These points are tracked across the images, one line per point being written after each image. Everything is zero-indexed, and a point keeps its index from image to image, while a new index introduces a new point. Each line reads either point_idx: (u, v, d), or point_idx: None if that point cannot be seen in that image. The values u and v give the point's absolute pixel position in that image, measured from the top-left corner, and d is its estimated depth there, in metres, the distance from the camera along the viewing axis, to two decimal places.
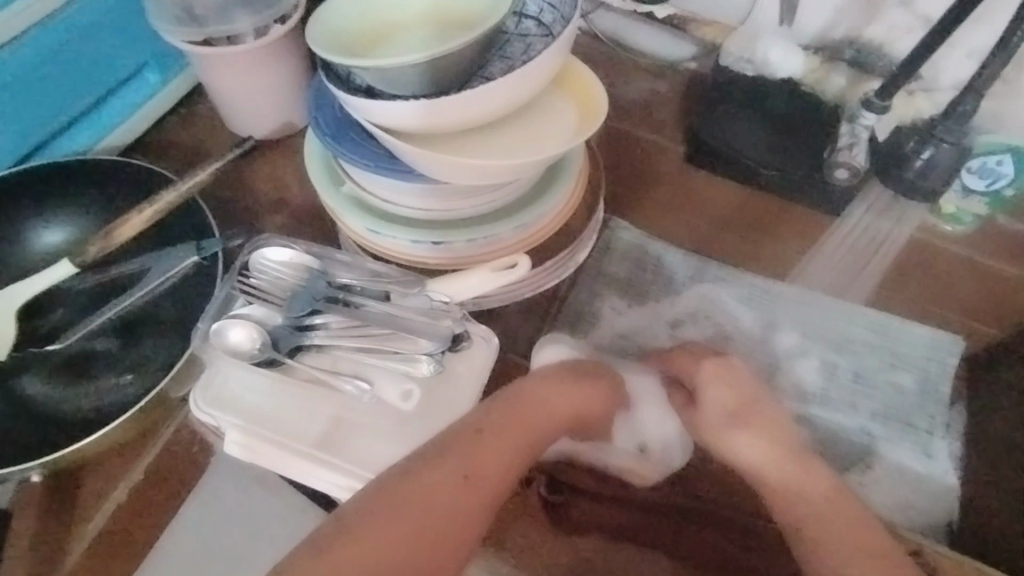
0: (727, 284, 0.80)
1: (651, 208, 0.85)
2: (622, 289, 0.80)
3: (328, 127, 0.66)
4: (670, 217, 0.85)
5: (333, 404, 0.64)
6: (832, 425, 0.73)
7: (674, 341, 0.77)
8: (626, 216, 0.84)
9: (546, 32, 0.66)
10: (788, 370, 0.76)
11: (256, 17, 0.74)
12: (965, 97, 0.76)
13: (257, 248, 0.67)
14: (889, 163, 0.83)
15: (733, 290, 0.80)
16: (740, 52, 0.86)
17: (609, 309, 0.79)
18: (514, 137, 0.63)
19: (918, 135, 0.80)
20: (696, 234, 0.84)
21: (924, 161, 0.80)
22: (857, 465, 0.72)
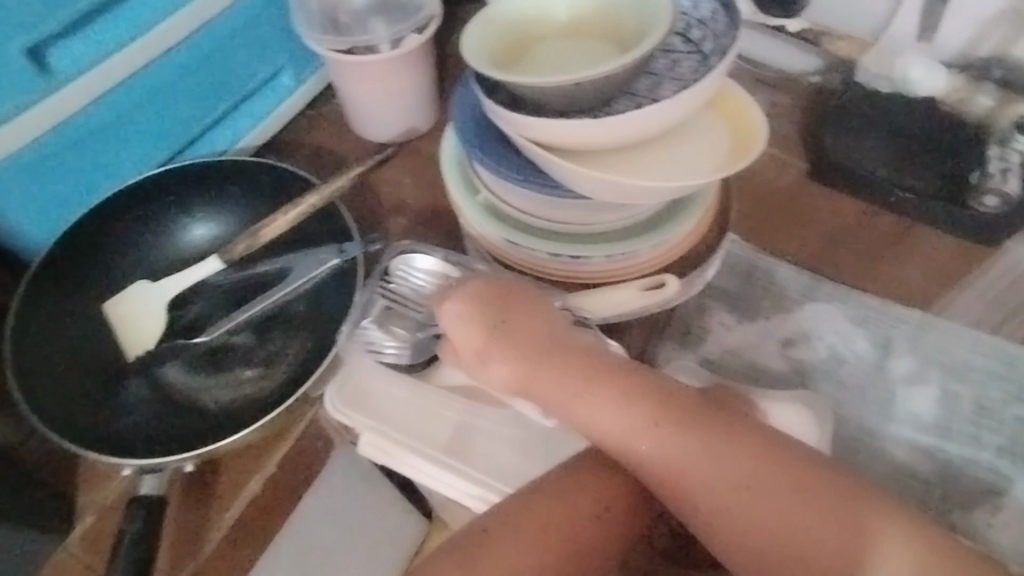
0: (846, 304, 0.78)
1: (768, 224, 0.84)
2: (732, 305, 0.79)
3: (471, 138, 0.66)
4: (786, 234, 0.84)
5: (463, 413, 0.64)
6: (956, 457, 0.71)
7: (786, 361, 0.77)
8: (744, 232, 0.84)
9: (695, 48, 0.65)
10: (907, 399, 0.74)
11: (394, 28, 0.77)
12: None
13: (402, 252, 0.68)
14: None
15: (852, 311, 0.78)
16: (877, 68, 0.84)
17: (718, 324, 0.79)
18: (660, 158, 0.62)
19: None
20: (818, 252, 0.82)
21: None
22: (984, 505, 0.69)
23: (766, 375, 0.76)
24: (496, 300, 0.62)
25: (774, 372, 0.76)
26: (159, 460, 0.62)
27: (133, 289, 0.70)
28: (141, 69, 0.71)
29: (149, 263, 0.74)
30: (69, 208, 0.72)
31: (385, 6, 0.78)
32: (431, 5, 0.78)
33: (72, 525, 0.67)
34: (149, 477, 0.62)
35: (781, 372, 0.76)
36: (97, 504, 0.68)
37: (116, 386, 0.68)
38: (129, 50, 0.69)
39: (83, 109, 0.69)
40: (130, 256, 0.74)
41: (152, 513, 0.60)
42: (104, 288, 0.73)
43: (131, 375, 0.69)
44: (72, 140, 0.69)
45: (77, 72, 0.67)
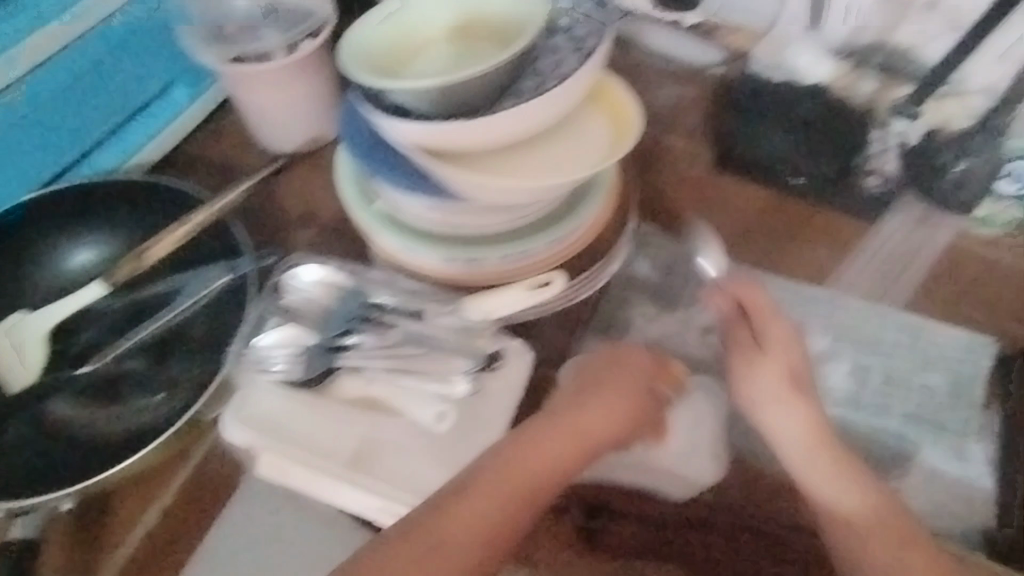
0: (760, 288, 0.79)
1: (683, 215, 0.84)
2: (653, 296, 0.78)
3: (361, 148, 0.66)
4: (701, 222, 0.83)
5: (366, 428, 0.63)
6: (867, 427, 0.74)
7: (706, 347, 0.75)
8: (662, 225, 0.82)
9: (578, 47, 0.65)
10: (820, 374, 0.76)
11: (287, 33, 0.74)
12: (998, 110, 0.77)
13: (291, 266, 0.66)
14: (925, 173, 0.81)
15: (766, 294, 0.79)
16: (769, 59, 0.85)
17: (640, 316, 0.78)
18: (547, 156, 0.63)
19: (957, 147, 0.79)
20: (728, 238, 0.82)
21: (960, 171, 0.80)
22: (892, 470, 0.72)
23: (688, 363, 0.74)
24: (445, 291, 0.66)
25: (695, 360, 0.75)
26: (38, 499, 0.60)
27: (16, 318, 0.68)
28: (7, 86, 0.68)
29: (35, 293, 0.71)
30: None
31: (274, 12, 0.76)
32: (321, 10, 0.75)
33: None
34: (20, 519, 0.63)
35: (703, 359, 0.74)
36: None
37: None
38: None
39: None
40: (12, 286, 0.71)
41: (25, 556, 0.62)
42: None
43: (13, 411, 0.65)
44: None
45: None
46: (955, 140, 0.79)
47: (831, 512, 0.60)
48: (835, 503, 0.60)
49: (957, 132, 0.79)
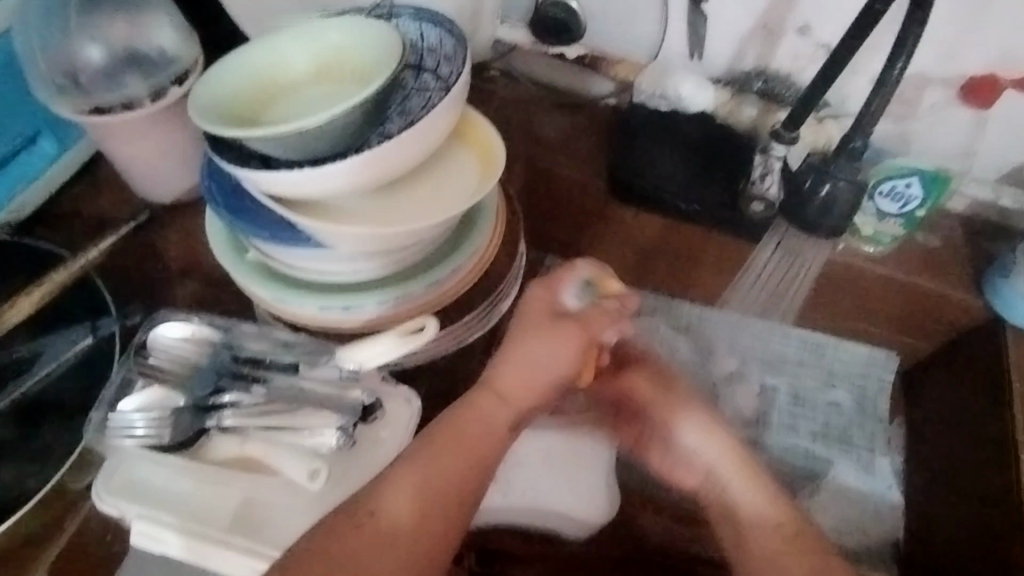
0: (665, 313, 0.80)
1: (585, 246, 0.85)
2: None
3: (225, 200, 0.63)
4: (612, 248, 0.84)
5: (244, 486, 0.60)
6: (780, 449, 0.75)
7: None
8: (559, 252, 0.84)
9: (443, 84, 0.64)
10: (731, 397, 0.77)
11: (153, 80, 0.73)
12: (855, 134, 0.74)
13: (157, 325, 0.64)
14: (792, 198, 0.81)
15: (672, 319, 0.80)
16: (652, 88, 0.87)
17: None
18: (417, 198, 0.61)
19: (814, 172, 0.78)
20: (629, 267, 0.83)
21: (825, 196, 0.78)
22: (805, 489, 0.73)
23: None
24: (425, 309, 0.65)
25: None
26: None
27: None
28: None
29: None
30: None
31: (138, 60, 0.75)
32: (184, 56, 0.75)
33: None
34: None
35: None
36: None
37: None
38: None
39: None
40: None
41: None
42: None
43: None
44: None
45: None
46: (813, 166, 0.79)
47: (748, 521, 0.58)
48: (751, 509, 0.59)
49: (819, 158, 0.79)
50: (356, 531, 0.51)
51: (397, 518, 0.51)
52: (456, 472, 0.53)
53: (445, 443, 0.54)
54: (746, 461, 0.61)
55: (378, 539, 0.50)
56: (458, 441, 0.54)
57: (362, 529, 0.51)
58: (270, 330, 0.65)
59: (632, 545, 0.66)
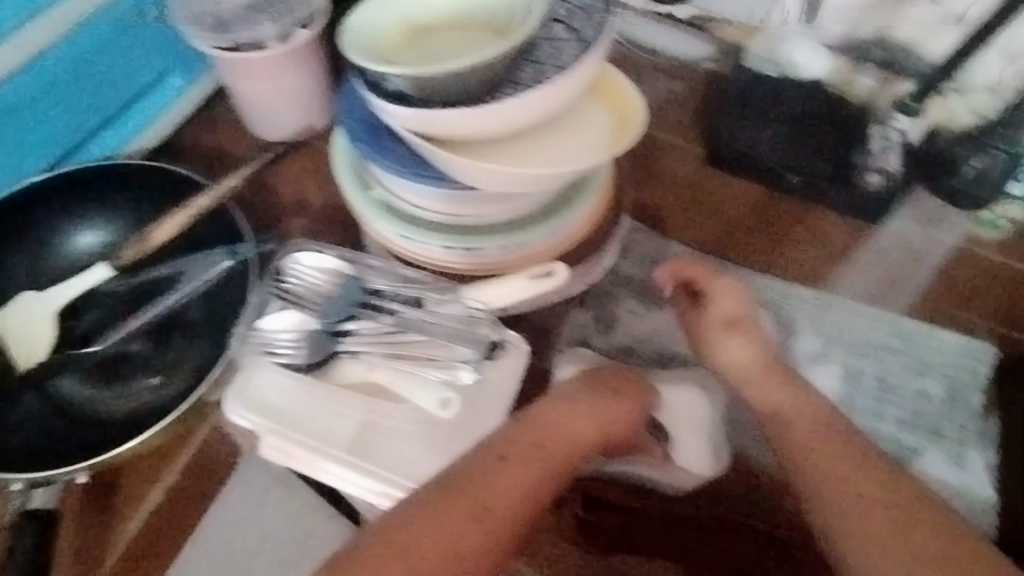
0: (750, 287, 0.81)
1: (678, 213, 0.85)
2: (639, 292, 0.80)
3: (361, 135, 0.65)
4: (704, 217, 0.85)
5: (367, 412, 0.64)
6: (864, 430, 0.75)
7: None
8: (652, 222, 0.84)
9: (577, 37, 0.65)
10: (810, 374, 0.77)
11: (280, 23, 0.75)
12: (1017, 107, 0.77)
13: (292, 253, 0.67)
14: (936, 168, 0.82)
15: (756, 293, 0.80)
16: (765, 53, 0.85)
17: (627, 313, 0.79)
18: (548, 146, 0.62)
19: (972, 143, 0.80)
20: (717, 238, 0.84)
21: (975, 170, 0.81)
22: None
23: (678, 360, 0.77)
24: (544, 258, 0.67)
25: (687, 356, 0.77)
26: (45, 475, 0.60)
27: (23, 299, 0.69)
28: (16, 72, 0.68)
29: (38, 275, 0.72)
30: None
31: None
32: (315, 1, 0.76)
33: None
34: (39, 491, 0.62)
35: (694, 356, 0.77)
36: None
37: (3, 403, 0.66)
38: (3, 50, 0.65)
39: None
40: (18, 269, 0.72)
41: (46, 527, 0.61)
42: None
43: (20, 392, 0.66)
44: None
45: None
46: (967, 137, 0.80)
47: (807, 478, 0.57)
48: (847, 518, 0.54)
49: (963, 130, 0.79)
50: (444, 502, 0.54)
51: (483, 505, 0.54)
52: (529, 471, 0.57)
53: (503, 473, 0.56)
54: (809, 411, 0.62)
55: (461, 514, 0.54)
56: (525, 449, 0.58)
57: (457, 503, 0.54)
58: (390, 268, 0.67)
59: (719, 507, 0.68)
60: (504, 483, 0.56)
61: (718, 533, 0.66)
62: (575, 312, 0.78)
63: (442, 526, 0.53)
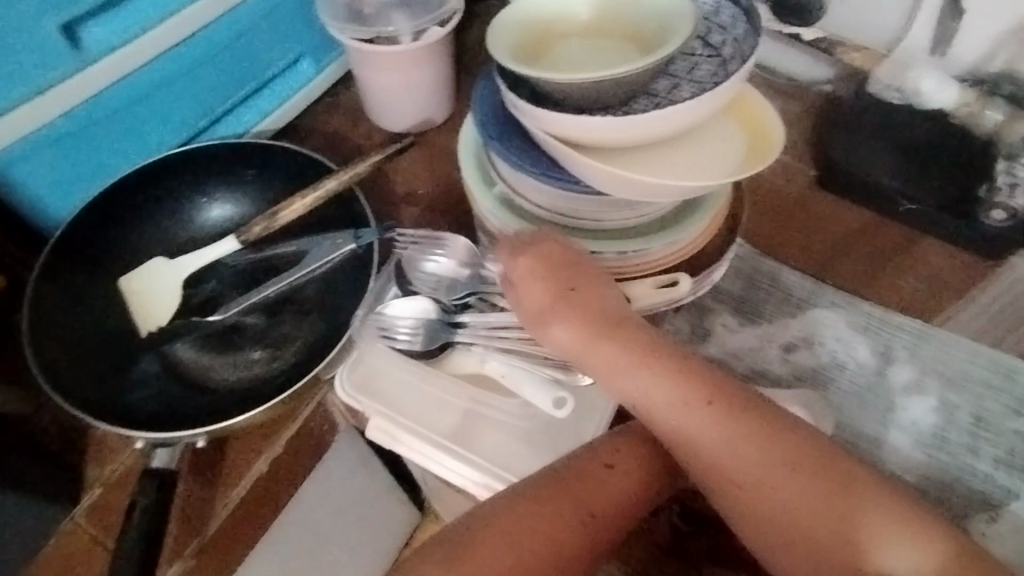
0: (846, 312, 0.80)
1: (776, 232, 0.86)
2: (737, 308, 0.82)
3: (494, 133, 0.66)
4: (802, 236, 0.86)
5: (472, 401, 0.64)
6: (960, 470, 0.72)
7: (788, 366, 0.78)
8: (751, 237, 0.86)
9: (714, 53, 0.66)
10: (906, 407, 0.75)
11: (417, 20, 0.78)
12: None
13: (417, 240, 0.69)
14: None
15: (853, 318, 0.80)
16: (889, 79, 0.84)
17: (720, 326, 0.81)
18: (681, 158, 0.63)
19: None
20: (812, 257, 0.85)
21: None
22: (981, 516, 0.70)
23: (768, 379, 0.78)
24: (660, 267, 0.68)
25: (776, 376, 0.78)
26: (169, 435, 0.62)
27: (153, 265, 0.72)
28: (171, 48, 0.72)
29: (167, 242, 0.76)
30: (94, 183, 0.73)
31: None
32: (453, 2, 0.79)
33: (79, 497, 0.68)
34: (161, 450, 0.64)
35: (785, 376, 0.77)
36: (105, 477, 0.69)
37: (128, 360, 0.69)
38: (164, 25, 0.70)
39: (108, 87, 0.69)
40: (149, 234, 0.75)
41: (164, 484, 0.62)
42: (120, 262, 0.74)
43: (142, 351, 0.69)
44: (84, 123, 0.69)
45: (105, 52, 0.67)
46: None
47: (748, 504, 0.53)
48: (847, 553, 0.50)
49: None
50: (530, 503, 0.55)
51: (563, 516, 0.55)
52: (607, 486, 0.57)
53: (581, 489, 0.56)
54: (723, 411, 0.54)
55: (545, 522, 0.54)
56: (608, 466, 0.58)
57: (540, 508, 0.54)
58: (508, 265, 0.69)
59: None
60: (578, 501, 0.56)
61: None
62: (670, 315, 0.81)
63: (530, 529, 0.54)
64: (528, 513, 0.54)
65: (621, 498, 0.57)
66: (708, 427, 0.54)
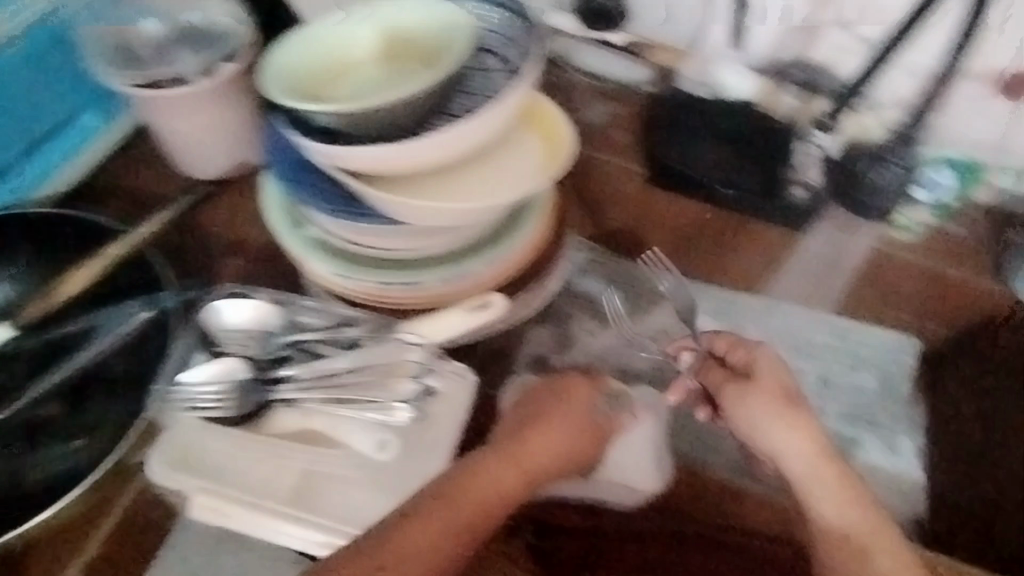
0: (698, 298, 0.82)
1: (624, 234, 0.86)
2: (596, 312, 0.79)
3: (291, 175, 0.63)
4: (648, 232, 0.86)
5: (303, 460, 0.60)
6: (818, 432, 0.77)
7: None
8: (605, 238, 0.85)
9: (507, 67, 0.65)
10: None
11: (203, 58, 0.73)
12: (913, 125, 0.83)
13: (215, 300, 0.64)
14: (845, 183, 0.85)
15: (705, 304, 0.82)
16: (695, 75, 0.87)
17: (585, 332, 0.77)
18: (483, 177, 0.62)
19: (868, 156, 0.83)
20: (662, 250, 0.85)
21: (888, 181, 0.84)
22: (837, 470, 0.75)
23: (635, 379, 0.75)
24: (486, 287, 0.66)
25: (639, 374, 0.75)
26: None
27: None
28: None
29: None
30: None
31: (190, 34, 0.74)
32: (240, 35, 0.75)
33: None
34: None
35: None
36: None
37: None
38: None
39: None
40: None
41: None
42: None
43: None
44: None
45: None
46: (875, 154, 0.84)
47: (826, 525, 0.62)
48: (827, 519, 0.62)
49: (872, 147, 0.83)
50: (418, 513, 0.57)
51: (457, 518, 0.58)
52: (491, 479, 0.61)
53: (457, 500, 0.59)
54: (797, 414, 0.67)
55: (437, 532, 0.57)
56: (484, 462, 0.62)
57: (434, 518, 0.57)
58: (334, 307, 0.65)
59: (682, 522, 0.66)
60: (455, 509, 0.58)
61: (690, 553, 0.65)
62: (532, 329, 0.76)
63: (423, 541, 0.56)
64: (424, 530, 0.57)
65: (496, 501, 0.60)
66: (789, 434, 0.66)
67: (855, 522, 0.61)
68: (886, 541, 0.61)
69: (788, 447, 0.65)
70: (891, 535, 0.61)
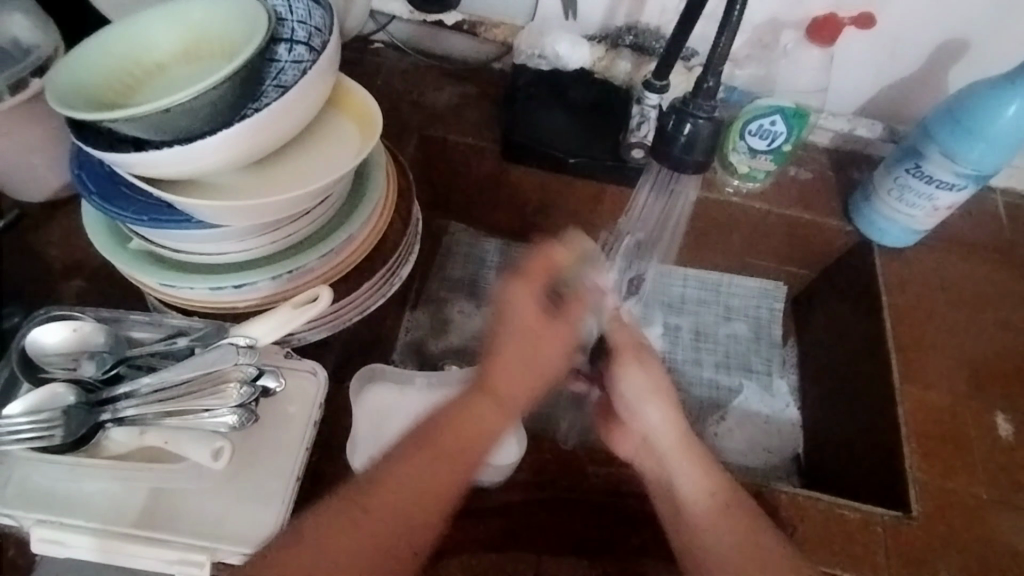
0: None
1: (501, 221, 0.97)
2: (469, 292, 0.93)
3: (99, 189, 0.60)
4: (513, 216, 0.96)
5: (150, 479, 0.59)
6: (693, 383, 0.91)
7: None
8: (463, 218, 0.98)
9: (315, 55, 0.62)
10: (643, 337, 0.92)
11: (7, 73, 0.68)
12: (708, 74, 0.74)
13: (31, 330, 0.63)
14: (658, 144, 0.78)
15: None
16: (530, 47, 0.87)
17: (458, 312, 0.92)
18: (302, 173, 0.62)
19: (675, 114, 0.77)
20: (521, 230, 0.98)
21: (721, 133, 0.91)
22: (714, 418, 0.89)
23: None
24: (326, 280, 0.64)
25: None
26: None
27: None
28: None
29: None
30: None
31: None
32: (43, 44, 0.70)
33: None
34: None
35: None
36: None
37: None
38: None
39: None
40: None
41: None
42: None
43: None
44: None
45: None
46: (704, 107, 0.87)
47: (691, 504, 0.59)
48: (690, 497, 0.59)
49: (676, 101, 0.78)
50: (348, 519, 0.51)
51: (373, 524, 0.51)
52: (451, 451, 0.55)
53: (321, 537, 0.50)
54: (662, 387, 0.65)
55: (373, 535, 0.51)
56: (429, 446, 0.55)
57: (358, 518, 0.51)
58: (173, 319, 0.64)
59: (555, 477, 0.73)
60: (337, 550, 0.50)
61: (563, 510, 0.69)
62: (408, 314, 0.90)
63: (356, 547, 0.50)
64: (368, 526, 0.51)
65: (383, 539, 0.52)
66: (656, 408, 0.64)
67: (726, 523, 0.57)
68: (744, 525, 0.57)
69: (644, 422, 0.64)
70: (747, 510, 0.58)
